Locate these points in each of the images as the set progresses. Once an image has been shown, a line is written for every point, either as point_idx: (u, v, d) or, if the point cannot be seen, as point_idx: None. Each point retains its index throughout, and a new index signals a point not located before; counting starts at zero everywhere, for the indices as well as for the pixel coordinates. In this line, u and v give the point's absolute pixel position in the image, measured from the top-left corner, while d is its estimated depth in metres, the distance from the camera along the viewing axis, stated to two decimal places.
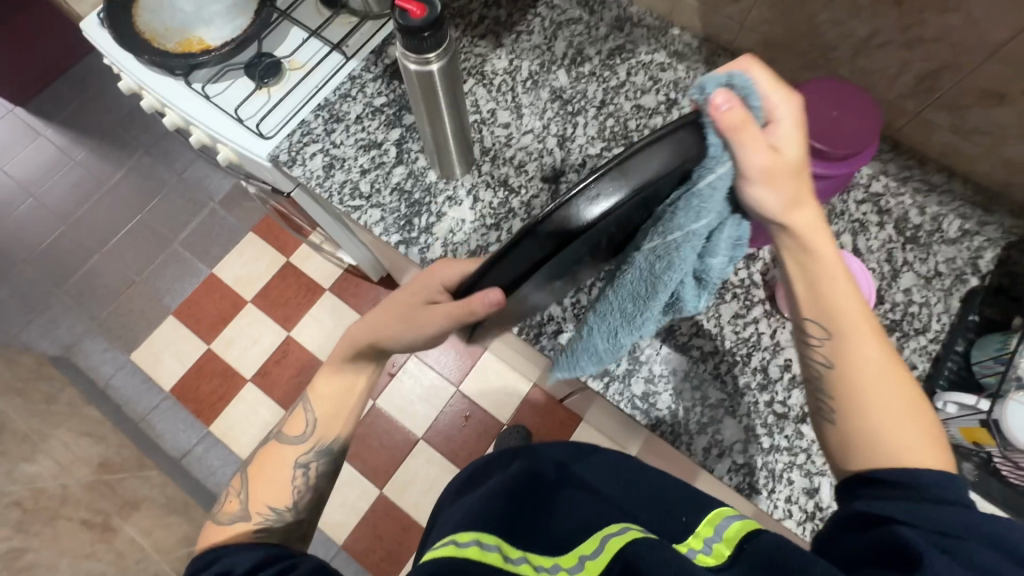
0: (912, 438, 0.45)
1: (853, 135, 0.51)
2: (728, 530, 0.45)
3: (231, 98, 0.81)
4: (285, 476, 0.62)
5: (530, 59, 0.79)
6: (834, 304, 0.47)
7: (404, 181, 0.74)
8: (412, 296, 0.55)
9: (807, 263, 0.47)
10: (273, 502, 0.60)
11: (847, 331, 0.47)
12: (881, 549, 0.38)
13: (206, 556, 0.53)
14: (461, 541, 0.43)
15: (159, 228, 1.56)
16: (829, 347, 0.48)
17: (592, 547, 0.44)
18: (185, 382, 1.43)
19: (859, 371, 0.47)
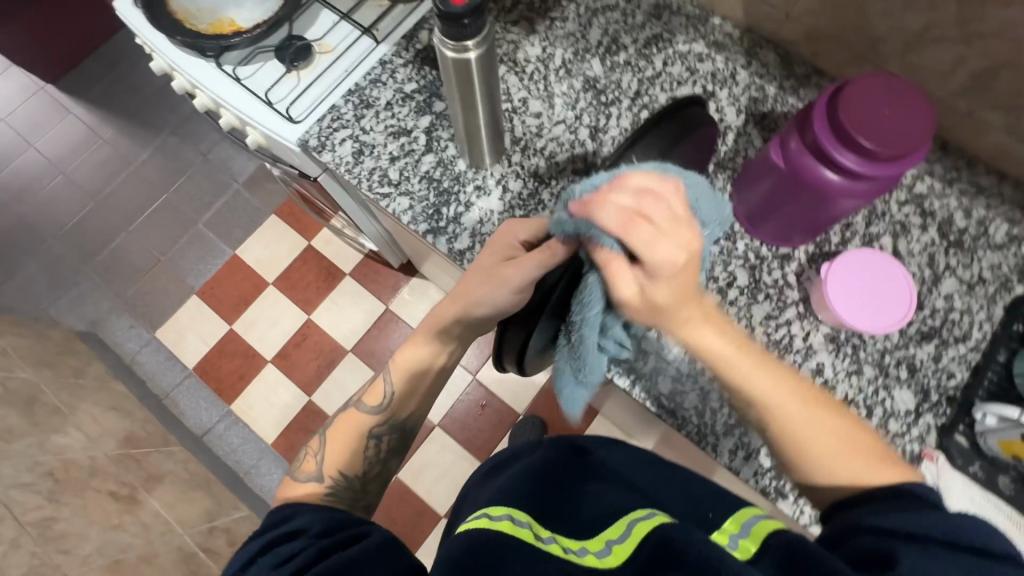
0: (848, 458, 0.45)
1: (906, 133, 0.49)
2: (755, 525, 0.44)
3: (261, 81, 0.81)
4: (359, 445, 0.62)
5: (563, 46, 0.77)
6: (750, 382, 0.46)
7: (433, 169, 0.73)
8: (489, 257, 0.57)
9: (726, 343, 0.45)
10: (345, 469, 0.60)
11: (769, 400, 0.46)
12: (862, 554, 0.38)
13: (283, 510, 0.51)
14: (493, 515, 0.45)
15: (184, 209, 1.58)
16: (754, 417, 0.47)
17: (619, 531, 0.45)
18: (207, 361, 1.45)
19: (791, 429, 0.46)
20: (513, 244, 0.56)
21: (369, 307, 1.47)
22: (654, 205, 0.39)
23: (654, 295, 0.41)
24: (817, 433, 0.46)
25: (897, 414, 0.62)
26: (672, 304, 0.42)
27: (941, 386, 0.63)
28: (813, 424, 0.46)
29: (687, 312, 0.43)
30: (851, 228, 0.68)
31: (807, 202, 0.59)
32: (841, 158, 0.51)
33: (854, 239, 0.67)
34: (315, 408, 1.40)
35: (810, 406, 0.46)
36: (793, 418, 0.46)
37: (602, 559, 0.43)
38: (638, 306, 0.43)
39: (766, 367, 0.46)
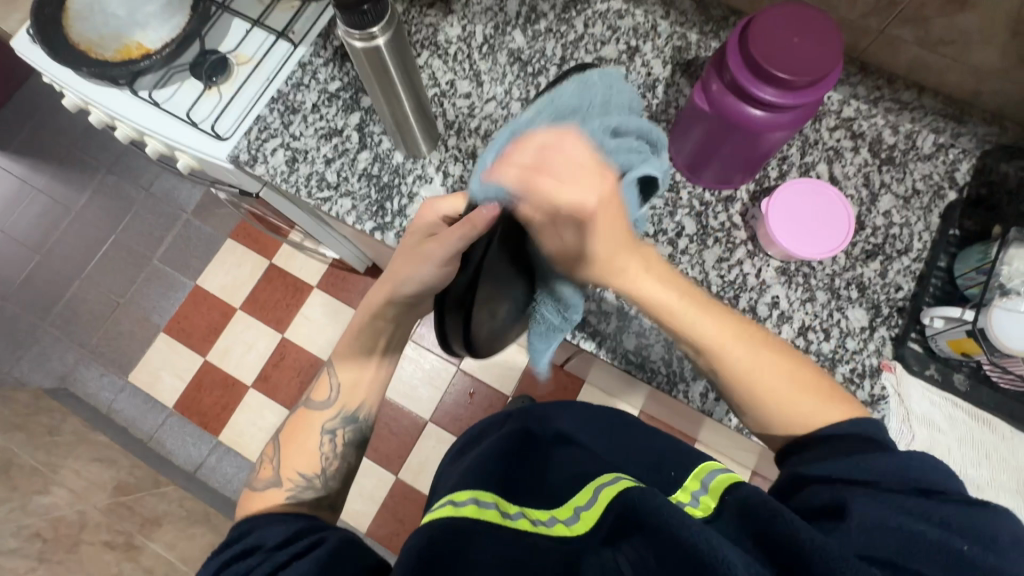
0: (804, 403, 0.49)
1: (816, 58, 0.49)
2: (715, 480, 0.46)
3: (182, 102, 0.78)
4: (313, 443, 0.62)
5: (483, 23, 0.76)
6: (693, 327, 0.50)
7: (371, 166, 0.72)
8: (412, 237, 0.59)
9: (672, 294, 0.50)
10: (302, 469, 0.60)
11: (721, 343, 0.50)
12: (818, 507, 0.41)
13: (237, 528, 0.53)
14: (458, 501, 0.46)
15: (136, 247, 1.54)
16: (709, 360, 0.51)
17: (587, 497, 0.46)
18: (187, 396, 1.43)
19: (739, 377, 0.50)
20: (435, 220, 0.58)
21: (343, 316, 1.46)
22: (557, 160, 0.45)
23: (590, 245, 0.48)
24: (765, 377, 0.50)
25: (853, 332, 0.64)
26: (622, 231, 0.48)
27: (890, 300, 0.64)
28: (756, 360, 0.50)
29: (626, 254, 0.50)
30: (787, 161, 0.69)
31: (739, 142, 0.59)
32: (760, 93, 0.52)
33: (791, 171, 0.69)
34: None
35: (755, 347, 0.50)
36: (737, 358, 0.50)
37: (570, 526, 0.44)
38: (589, 254, 0.49)
39: (708, 310, 0.51)
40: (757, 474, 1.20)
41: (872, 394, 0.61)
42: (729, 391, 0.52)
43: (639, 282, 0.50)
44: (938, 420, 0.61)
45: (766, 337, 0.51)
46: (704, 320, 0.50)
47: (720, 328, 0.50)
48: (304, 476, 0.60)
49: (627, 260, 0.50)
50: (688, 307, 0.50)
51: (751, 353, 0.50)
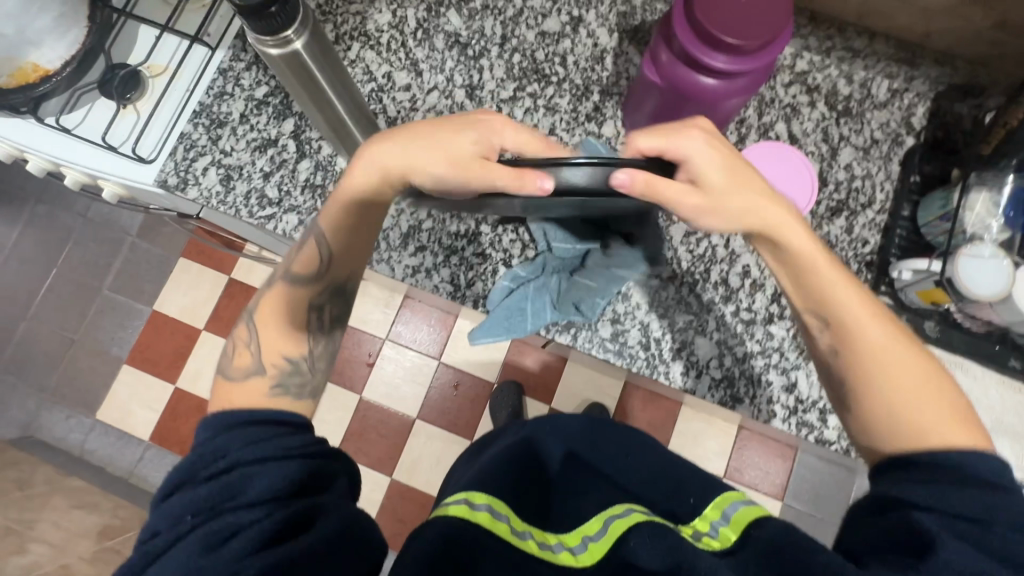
0: (926, 406, 0.47)
1: (766, 18, 0.47)
2: (736, 514, 0.49)
3: (94, 126, 0.72)
4: (297, 322, 0.54)
5: (414, 6, 0.70)
6: (833, 296, 0.50)
7: (313, 176, 0.67)
8: (470, 146, 0.47)
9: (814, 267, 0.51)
10: (287, 353, 0.53)
11: (856, 320, 0.50)
12: (908, 529, 0.41)
13: (215, 447, 0.45)
14: (473, 503, 0.46)
15: (82, 278, 1.45)
16: (842, 340, 0.51)
17: (596, 528, 0.48)
18: (162, 427, 1.37)
19: (866, 365, 0.49)
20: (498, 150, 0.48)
21: None
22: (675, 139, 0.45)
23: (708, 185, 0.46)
24: (880, 371, 0.49)
25: None
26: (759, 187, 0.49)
27: (859, 255, 0.64)
28: (892, 345, 0.49)
29: (772, 208, 0.49)
30: (745, 123, 0.67)
31: (697, 114, 0.57)
32: (712, 61, 0.49)
33: (750, 134, 0.67)
34: None
35: (890, 339, 0.50)
36: (872, 339, 0.50)
37: (577, 556, 0.46)
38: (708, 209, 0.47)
39: (851, 288, 0.51)
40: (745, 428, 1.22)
41: None
42: (851, 377, 0.50)
43: (786, 239, 0.50)
44: None
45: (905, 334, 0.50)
46: (845, 292, 0.50)
47: (868, 312, 0.50)
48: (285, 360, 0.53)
49: (772, 218, 0.49)
50: (824, 273, 0.51)
51: (886, 341, 0.50)
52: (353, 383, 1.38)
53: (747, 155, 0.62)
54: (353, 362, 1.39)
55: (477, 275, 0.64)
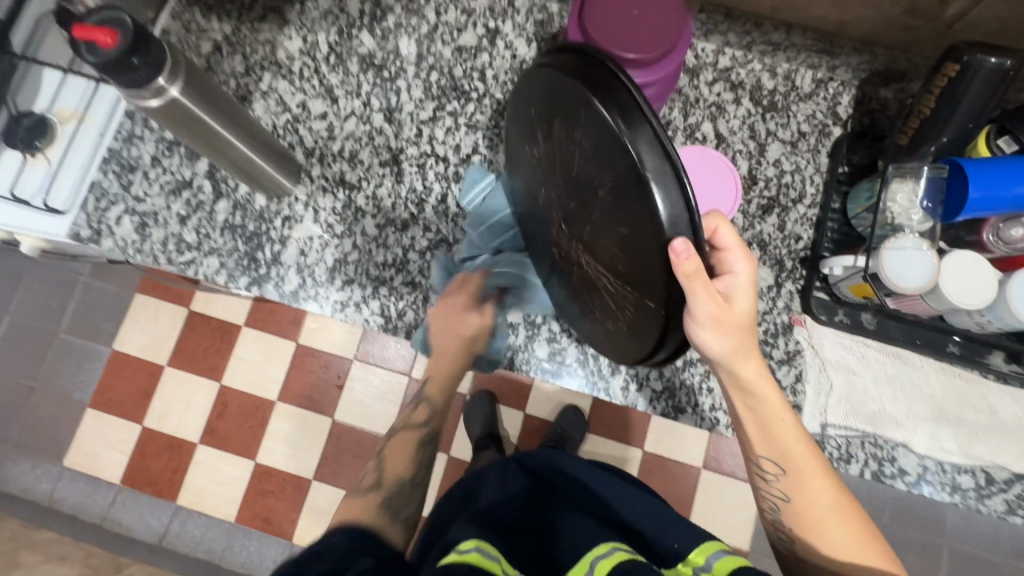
0: (863, 555, 0.43)
1: (660, 31, 0.46)
2: (718, 562, 0.42)
3: (3, 178, 0.68)
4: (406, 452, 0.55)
5: (324, 30, 0.68)
6: (792, 443, 0.45)
7: (232, 216, 0.65)
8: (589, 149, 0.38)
9: (768, 406, 0.45)
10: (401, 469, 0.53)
11: (805, 468, 0.45)
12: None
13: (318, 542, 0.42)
14: (464, 549, 0.41)
15: (37, 323, 1.41)
16: (786, 485, 0.45)
17: (581, 574, 0.41)
18: (132, 468, 1.35)
19: (808, 513, 0.45)
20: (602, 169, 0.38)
21: (279, 350, 1.38)
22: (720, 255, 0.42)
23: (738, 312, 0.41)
24: (835, 509, 0.44)
25: (762, 293, 0.63)
26: (748, 317, 0.43)
27: (792, 252, 0.64)
28: (839, 501, 0.45)
29: (754, 346, 0.44)
30: (671, 125, 0.66)
31: None
32: None
33: (677, 136, 0.66)
34: (266, 468, 1.34)
35: (840, 489, 0.45)
36: (825, 490, 0.45)
37: None
38: (724, 324, 0.40)
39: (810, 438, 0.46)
40: None
41: (787, 350, 0.61)
42: (793, 518, 0.45)
43: (763, 382, 0.45)
44: (854, 364, 0.61)
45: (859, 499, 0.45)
46: (802, 441, 0.45)
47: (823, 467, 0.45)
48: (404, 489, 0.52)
49: (750, 361, 0.44)
50: (787, 425, 0.46)
51: (838, 492, 0.45)
52: (324, 407, 1.36)
53: None
54: (322, 385, 1.37)
55: (408, 306, 0.63)
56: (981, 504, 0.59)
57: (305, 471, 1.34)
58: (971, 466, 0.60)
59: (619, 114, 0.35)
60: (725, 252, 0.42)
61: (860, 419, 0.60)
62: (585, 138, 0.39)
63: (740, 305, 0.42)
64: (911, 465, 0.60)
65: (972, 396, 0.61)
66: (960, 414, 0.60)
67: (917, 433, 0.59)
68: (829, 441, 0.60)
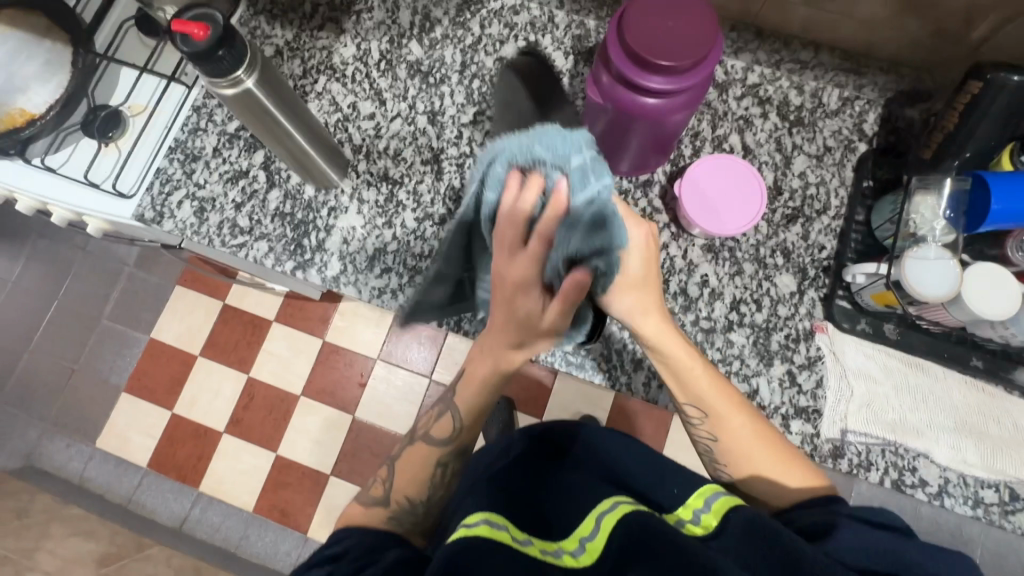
0: (784, 470, 0.53)
1: (693, 40, 0.49)
2: (716, 502, 0.48)
3: (78, 165, 0.76)
4: (424, 473, 0.57)
5: (377, 38, 0.74)
6: (701, 388, 0.55)
7: (282, 204, 0.69)
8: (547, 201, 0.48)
9: (678, 359, 0.54)
10: (410, 491, 0.56)
11: (718, 409, 0.55)
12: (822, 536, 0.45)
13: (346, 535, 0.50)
14: (470, 522, 0.45)
15: (83, 309, 1.48)
16: (709, 425, 0.55)
17: (589, 528, 0.47)
18: (160, 453, 1.39)
19: (729, 447, 0.55)
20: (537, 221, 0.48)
21: (307, 346, 1.43)
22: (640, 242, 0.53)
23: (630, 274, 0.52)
24: (753, 439, 0.54)
25: (784, 299, 0.64)
26: (644, 275, 0.53)
27: (816, 260, 0.65)
28: (753, 430, 0.54)
29: (652, 297, 0.54)
30: (699, 136, 0.69)
31: (642, 131, 0.59)
32: (648, 83, 0.51)
33: (705, 146, 0.69)
34: (286, 461, 1.38)
35: (752, 419, 0.55)
36: (738, 424, 0.54)
37: (577, 558, 0.45)
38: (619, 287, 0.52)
39: (716, 379, 0.55)
40: None
41: (809, 355, 0.62)
42: (722, 452, 0.55)
43: (665, 334, 0.54)
44: (875, 373, 0.62)
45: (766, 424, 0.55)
46: (710, 384, 0.55)
47: (734, 406, 0.55)
48: (462, 449, 0.58)
49: (650, 317, 0.54)
50: (696, 372, 0.55)
51: (751, 423, 0.55)
52: (346, 404, 1.40)
53: (696, 171, 0.64)
54: (346, 382, 1.41)
55: None
56: (1005, 520, 0.59)
57: (323, 466, 1.37)
58: (995, 481, 0.59)
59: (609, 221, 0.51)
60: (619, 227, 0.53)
61: (881, 427, 0.60)
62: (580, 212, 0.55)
63: (631, 266, 0.53)
64: (933, 476, 0.59)
65: (995, 410, 0.61)
66: (982, 427, 0.60)
67: (939, 444, 0.59)
68: (849, 447, 0.60)
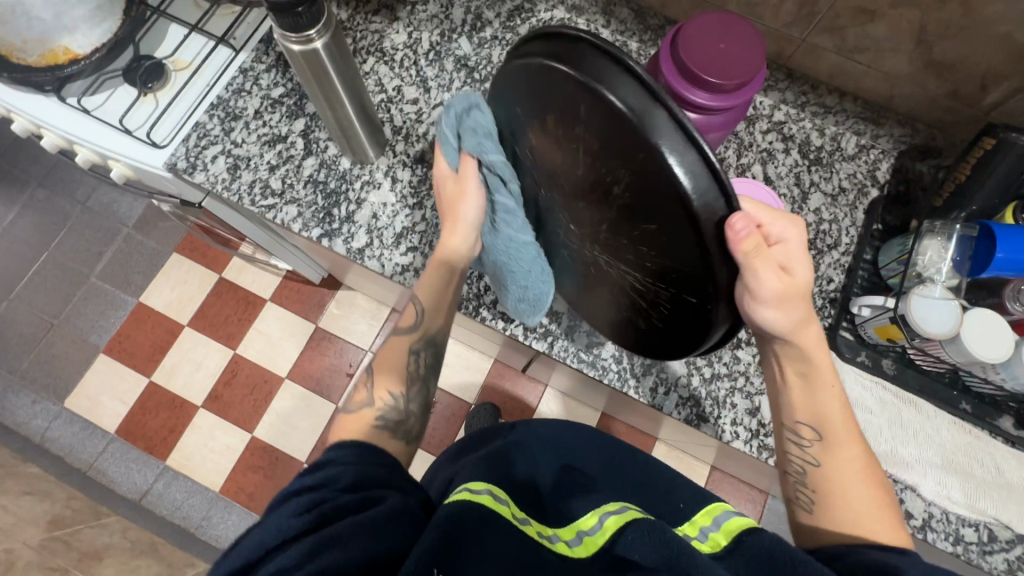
0: (878, 518, 0.47)
1: (741, 62, 0.52)
2: (727, 521, 0.48)
3: (113, 110, 0.73)
4: (398, 360, 0.58)
5: (428, 30, 0.76)
6: (826, 404, 0.52)
7: (317, 172, 0.71)
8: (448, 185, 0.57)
9: (817, 371, 0.52)
10: (391, 388, 0.56)
11: (837, 434, 0.51)
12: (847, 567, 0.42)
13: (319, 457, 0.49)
14: (474, 489, 0.47)
15: (72, 264, 1.45)
16: (819, 449, 0.51)
17: (591, 522, 0.49)
18: (130, 420, 1.35)
19: (831, 475, 0.50)
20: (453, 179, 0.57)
21: (299, 329, 1.41)
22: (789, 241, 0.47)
23: (796, 278, 0.47)
24: (860, 476, 0.50)
25: None
26: (804, 285, 0.48)
27: (823, 291, 0.68)
28: (863, 470, 0.50)
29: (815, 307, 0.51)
30: (724, 162, 0.72)
31: None
32: (693, 96, 0.54)
33: (728, 172, 0.72)
34: (261, 443, 1.34)
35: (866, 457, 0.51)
36: (851, 455, 0.51)
37: (572, 548, 0.47)
38: (788, 299, 0.47)
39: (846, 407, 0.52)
40: (717, 468, 1.21)
41: None
42: (818, 477, 0.51)
43: (809, 348, 0.51)
44: (872, 406, 0.64)
45: (878, 472, 0.51)
46: (838, 408, 0.52)
47: (852, 436, 0.51)
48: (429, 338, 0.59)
49: (809, 326, 0.51)
50: (830, 394, 0.52)
51: (864, 460, 0.51)
52: (330, 392, 1.38)
53: None
54: (332, 371, 1.39)
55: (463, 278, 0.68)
56: (983, 560, 0.61)
57: (298, 453, 1.34)
58: (975, 520, 0.62)
59: (629, 100, 0.37)
60: (775, 222, 0.47)
61: (873, 456, 0.62)
62: (589, 134, 0.42)
63: (797, 272, 0.47)
64: (917, 509, 0.62)
65: (981, 452, 0.63)
66: (968, 468, 0.63)
67: (926, 478, 0.62)
68: None
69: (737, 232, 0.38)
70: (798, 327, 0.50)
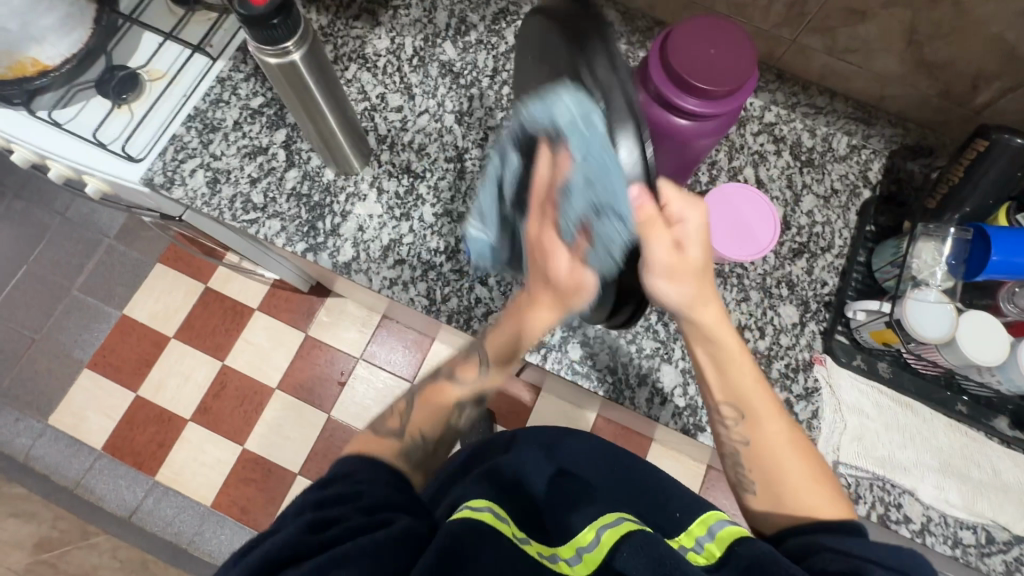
0: (817, 493, 0.48)
1: (731, 67, 0.51)
2: (721, 531, 0.47)
3: (87, 123, 0.70)
4: (445, 406, 0.56)
5: (411, 35, 0.74)
6: (745, 379, 0.52)
7: (300, 185, 0.69)
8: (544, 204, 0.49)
9: (725, 348, 0.52)
10: (426, 426, 0.55)
11: (758, 409, 0.52)
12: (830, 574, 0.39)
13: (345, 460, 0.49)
14: (475, 506, 0.45)
15: (53, 277, 1.41)
16: (743, 426, 0.52)
17: (588, 539, 0.47)
18: (117, 435, 1.32)
19: (763, 449, 0.51)
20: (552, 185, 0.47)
21: (288, 338, 1.39)
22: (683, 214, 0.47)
23: (690, 258, 0.48)
24: (790, 451, 0.50)
25: (786, 328, 0.66)
26: (699, 264, 0.49)
27: (818, 295, 0.67)
28: (790, 442, 0.51)
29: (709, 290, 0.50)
30: (716, 165, 0.71)
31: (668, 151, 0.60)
32: (683, 102, 0.52)
33: (721, 176, 0.71)
34: (252, 455, 1.32)
35: (790, 428, 0.52)
36: (778, 430, 0.51)
37: (572, 566, 0.45)
38: (681, 276, 0.48)
39: (761, 380, 0.52)
40: (713, 468, 1.20)
41: (806, 387, 0.63)
42: (750, 458, 0.51)
43: (719, 324, 0.51)
44: (868, 410, 0.64)
45: (807, 442, 0.52)
46: (757, 384, 0.52)
47: (774, 410, 0.51)
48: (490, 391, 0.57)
49: (708, 306, 0.50)
50: (744, 367, 0.52)
51: (789, 432, 0.51)
52: (323, 401, 1.36)
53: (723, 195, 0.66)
54: (324, 380, 1.37)
55: (452, 291, 0.66)
56: (981, 562, 0.61)
57: (290, 464, 1.32)
58: (973, 523, 0.62)
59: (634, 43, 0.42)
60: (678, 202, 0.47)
61: (870, 461, 0.62)
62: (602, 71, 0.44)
63: (691, 252, 0.48)
64: (916, 513, 0.62)
65: (976, 454, 0.63)
66: (964, 469, 0.63)
67: (924, 482, 0.62)
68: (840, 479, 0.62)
69: (635, 204, 0.42)
70: (694, 309, 0.50)
